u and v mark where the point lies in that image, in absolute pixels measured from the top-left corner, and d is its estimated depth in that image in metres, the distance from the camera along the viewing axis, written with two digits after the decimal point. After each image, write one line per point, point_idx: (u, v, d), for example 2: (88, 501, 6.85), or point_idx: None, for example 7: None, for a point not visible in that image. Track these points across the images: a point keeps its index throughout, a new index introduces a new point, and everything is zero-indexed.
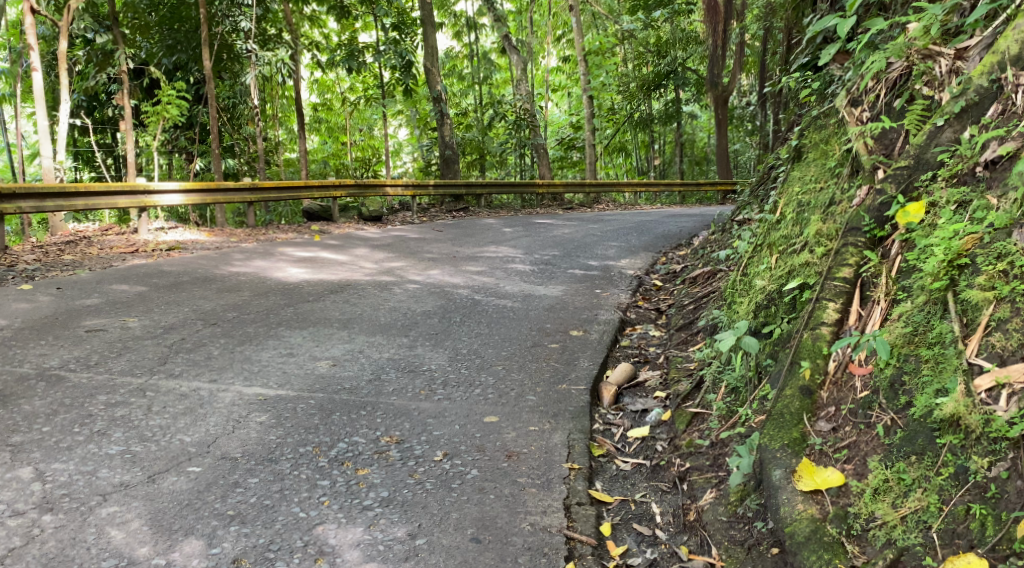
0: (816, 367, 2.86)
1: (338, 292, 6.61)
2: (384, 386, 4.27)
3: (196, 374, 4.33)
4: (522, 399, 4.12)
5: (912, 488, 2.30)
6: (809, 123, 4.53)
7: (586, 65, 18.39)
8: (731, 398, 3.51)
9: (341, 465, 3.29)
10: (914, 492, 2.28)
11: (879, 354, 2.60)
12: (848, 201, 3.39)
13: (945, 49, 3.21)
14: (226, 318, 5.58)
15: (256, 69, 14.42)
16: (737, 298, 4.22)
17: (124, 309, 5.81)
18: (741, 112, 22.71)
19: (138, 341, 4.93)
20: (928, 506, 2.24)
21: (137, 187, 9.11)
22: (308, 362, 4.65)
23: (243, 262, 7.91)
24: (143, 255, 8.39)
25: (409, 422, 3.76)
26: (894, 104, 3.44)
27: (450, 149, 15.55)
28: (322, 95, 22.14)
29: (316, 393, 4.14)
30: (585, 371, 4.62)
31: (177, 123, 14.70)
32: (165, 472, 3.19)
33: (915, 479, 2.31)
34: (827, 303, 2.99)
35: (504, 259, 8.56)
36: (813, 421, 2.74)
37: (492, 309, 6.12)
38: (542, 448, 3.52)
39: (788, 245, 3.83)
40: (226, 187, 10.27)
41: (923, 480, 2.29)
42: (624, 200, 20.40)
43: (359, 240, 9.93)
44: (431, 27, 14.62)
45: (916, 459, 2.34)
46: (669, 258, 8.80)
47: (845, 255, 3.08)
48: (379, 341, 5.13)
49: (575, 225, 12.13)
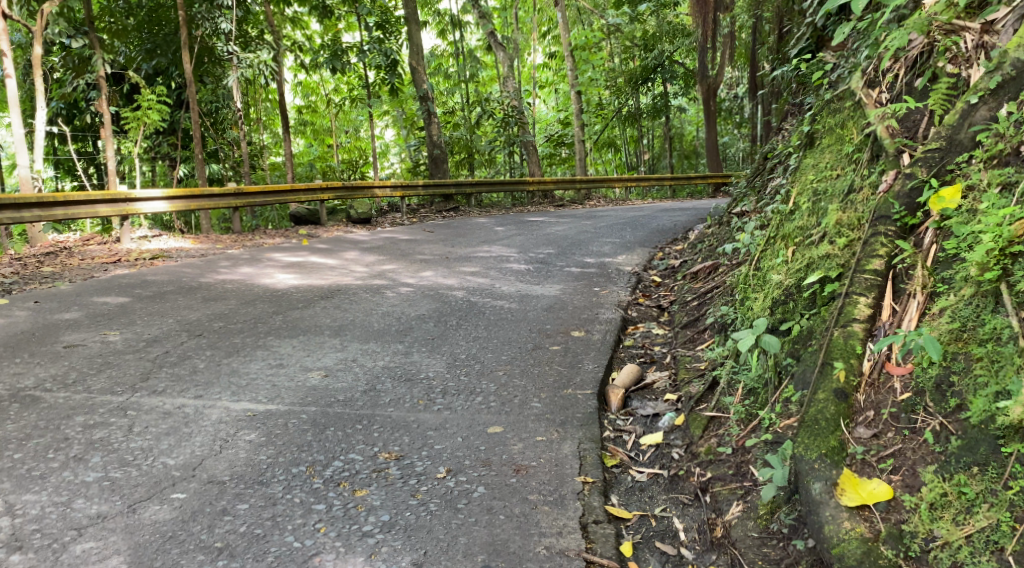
0: (850, 368, 2.63)
1: (328, 298, 6.36)
2: (380, 397, 4.04)
3: (181, 391, 4.09)
4: (526, 407, 3.90)
5: (976, 503, 2.09)
6: (820, 108, 4.34)
7: (573, 59, 18.06)
8: (751, 400, 3.33)
9: (337, 486, 3.06)
10: (979, 509, 2.08)
11: (928, 354, 2.34)
12: (870, 188, 3.21)
13: (972, 24, 3.05)
14: (213, 329, 5.33)
15: (238, 72, 14.06)
16: (748, 293, 4.01)
17: (105, 322, 5.55)
18: (729, 103, 22.54)
19: (119, 356, 4.68)
20: (997, 525, 2.04)
21: (118, 195, 8.80)
22: (299, 373, 4.41)
23: (229, 270, 7.66)
24: (126, 265, 8.13)
25: (408, 436, 3.54)
26: (915, 83, 3.32)
27: (437, 148, 15.30)
28: (306, 98, 21.84)
29: (308, 406, 3.90)
30: (591, 374, 4.41)
31: (158, 128, 14.38)
32: (147, 500, 2.94)
33: (979, 492, 2.10)
34: (858, 298, 2.77)
35: (498, 258, 8.35)
36: (851, 427, 2.50)
37: (490, 311, 5.90)
38: (552, 460, 3.30)
39: (804, 236, 3.62)
40: (211, 193, 9.98)
41: (990, 494, 2.08)
42: (615, 195, 20.17)
43: (349, 243, 9.68)
44: (416, 25, 14.35)
45: (978, 471, 2.13)
46: (666, 252, 8.61)
47: (874, 246, 2.85)
48: (373, 348, 4.90)
49: (567, 222, 11.92)
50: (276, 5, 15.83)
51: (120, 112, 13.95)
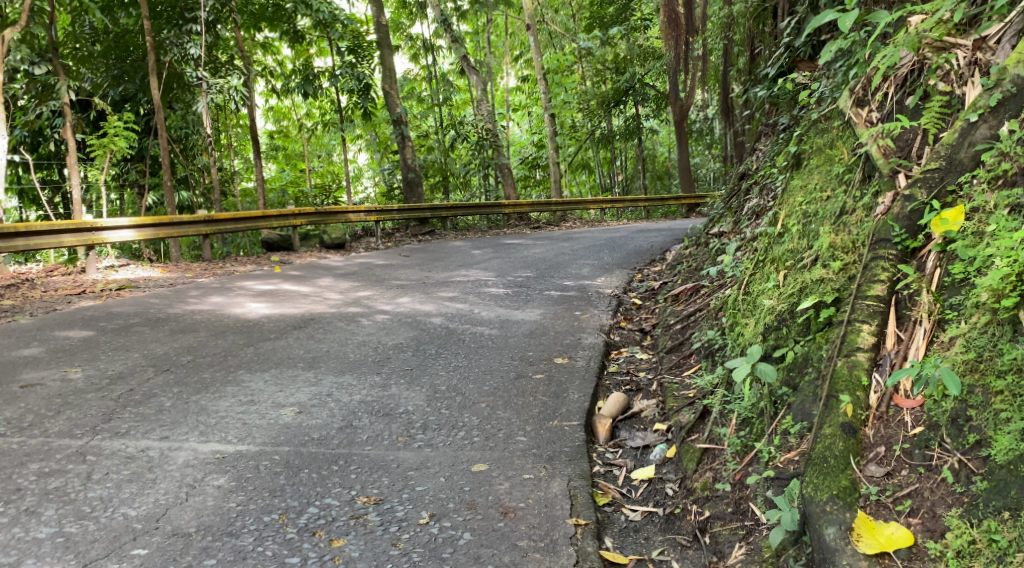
0: (857, 402, 2.49)
1: (301, 327, 6.14)
2: (358, 434, 3.85)
3: (145, 432, 3.86)
4: (512, 442, 3.72)
5: (1010, 554, 1.95)
6: (806, 128, 4.25)
7: (546, 82, 17.94)
8: (745, 431, 3.18)
9: (312, 536, 2.90)
10: (1013, 559, 1.94)
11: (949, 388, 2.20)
12: (864, 211, 3.13)
13: (963, 41, 2.99)
14: (181, 363, 5.10)
15: (207, 97, 13.68)
16: (738, 317, 3.87)
17: (66, 359, 5.29)
18: (700, 125, 22.65)
19: (80, 395, 4.43)
20: None
21: (83, 224, 8.52)
22: (271, 410, 4.19)
23: (198, 300, 7.41)
24: (91, 297, 7.86)
25: (387, 477, 3.36)
26: (906, 102, 3.25)
27: (412, 172, 15.12)
28: (278, 123, 21.61)
29: (281, 446, 3.70)
30: (576, 404, 4.24)
31: (125, 156, 14.06)
32: (104, 559, 2.75)
33: (1012, 542, 1.96)
34: (861, 326, 2.64)
35: (476, 282, 8.18)
36: (861, 465, 2.36)
37: (469, 338, 5.72)
38: (541, 500, 3.15)
39: (795, 260, 3.51)
40: (180, 220, 9.73)
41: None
42: (591, 216, 20.13)
43: (322, 270, 9.46)
44: (388, 50, 14.25)
45: (1009, 517, 1.99)
46: (645, 273, 8.50)
47: (875, 270, 2.74)
48: (349, 381, 4.69)
49: (545, 244, 11.78)
50: (245, 29, 15.66)
51: (86, 140, 13.61)
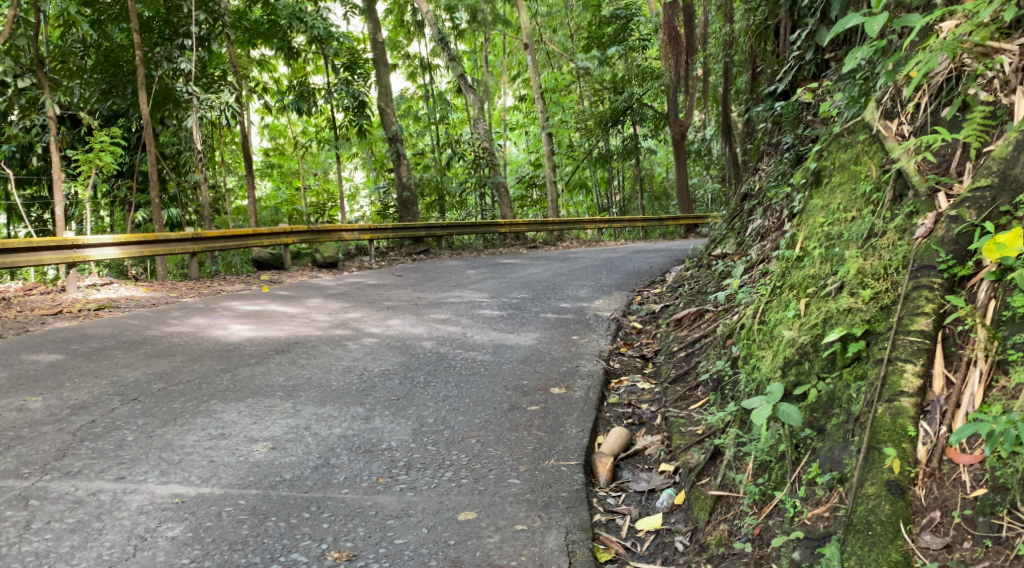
0: (904, 456, 2.26)
1: (284, 352, 5.78)
2: (334, 474, 3.49)
3: (100, 471, 3.49)
4: (504, 485, 3.36)
5: None
6: (825, 142, 3.94)
7: (545, 101, 17.47)
8: (764, 478, 2.80)
9: None
10: None
11: None
12: (897, 233, 2.82)
13: (1010, 45, 2.70)
14: (150, 392, 4.71)
15: (196, 112, 12.96)
16: (752, 349, 3.53)
17: (29, 386, 4.91)
18: (699, 145, 22.37)
19: (36, 428, 4.06)
20: None
21: (63, 241, 8.12)
22: (242, 446, 3.82)
23: (179, 321, 7.04)
24: (68, 317, 7.49)
25: (364, 527, 3.00)
26: (943, 113, 2.97)
27: (406, 191, 14.74)
28: (273, 140, 21.28)
29: (249, 489, 3.33)
30: (574, 440, 3.88)
31: (111, 172, 13.66)
32: None
33: None
34: (904, 366, 2.40)
35: (470, 303, 7.83)
36: (915, 534, 2.13)
37: (460, 364, 5.36)
38: (535, 558, 2.82)
39: (817, 287, 3.17)
40: (166, 238, 9.33)
41: None
42: (589, 237, 19.77)
43: (312, 290, 9.10)
44: (384, 68, 13.99)
45: None
46: (645, 296, 8.16)
47: (917, 301, 2.50)
48: (330, 413, 4.33)
49: (541, 264, 11.43)
50: (239, 45, 15.37)
51: (71, 156, 13.22)
